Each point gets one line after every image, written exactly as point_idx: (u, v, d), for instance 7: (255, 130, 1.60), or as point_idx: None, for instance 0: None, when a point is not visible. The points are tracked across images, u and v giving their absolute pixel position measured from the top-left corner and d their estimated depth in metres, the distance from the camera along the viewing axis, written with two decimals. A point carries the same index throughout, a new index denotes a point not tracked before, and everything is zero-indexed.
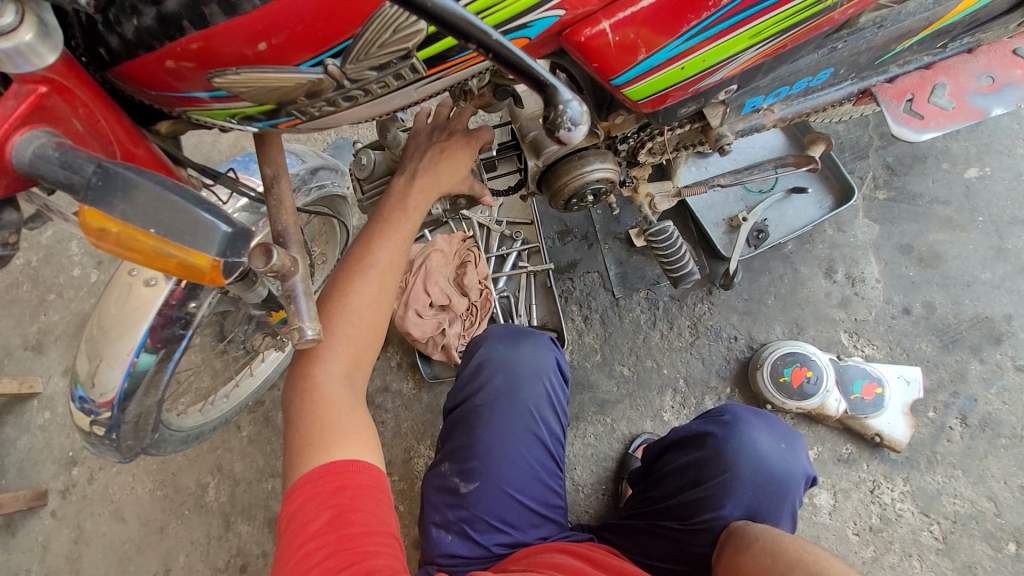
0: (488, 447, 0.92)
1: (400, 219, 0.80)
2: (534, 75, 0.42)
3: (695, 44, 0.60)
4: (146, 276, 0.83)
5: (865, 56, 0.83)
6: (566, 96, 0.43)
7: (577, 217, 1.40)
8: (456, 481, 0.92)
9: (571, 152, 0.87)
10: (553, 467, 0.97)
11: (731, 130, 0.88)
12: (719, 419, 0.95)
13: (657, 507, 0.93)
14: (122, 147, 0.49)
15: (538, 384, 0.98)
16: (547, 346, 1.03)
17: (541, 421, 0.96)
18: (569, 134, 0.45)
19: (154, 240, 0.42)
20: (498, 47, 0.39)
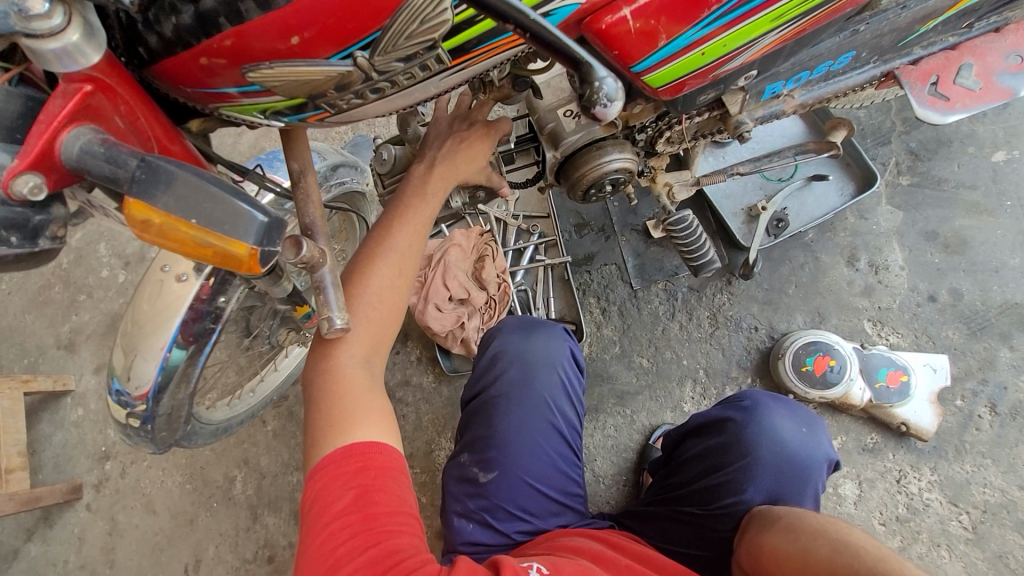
0: (506, 436, 0.93)
1: (416, 209, 0.81)
2: (570, 52, 0.42)
3: (715, 29, 0.60)
4: (178, 272, 0.86)
5: (888, 39, 0.82)
6: (601, 73, 0.44)
7: (594, 209, 1.40)
8: (476, 471, 0.93)
9: (590, 142, 0.88)
10: (571, 455, 0.98)
11: (750, 117, 0.87)
12: (738, 404, 0.95)
13: (677, 492, 0.93)
14: (160, 143, 0.51)
15: (552, 374, 0.99)
16: (561, 335, 1.04)
17: (557, 411, 0.97)
18: (605, 110, 0.46)
19: (196, 232, 0.43)
20: (535, 27, 0.40)
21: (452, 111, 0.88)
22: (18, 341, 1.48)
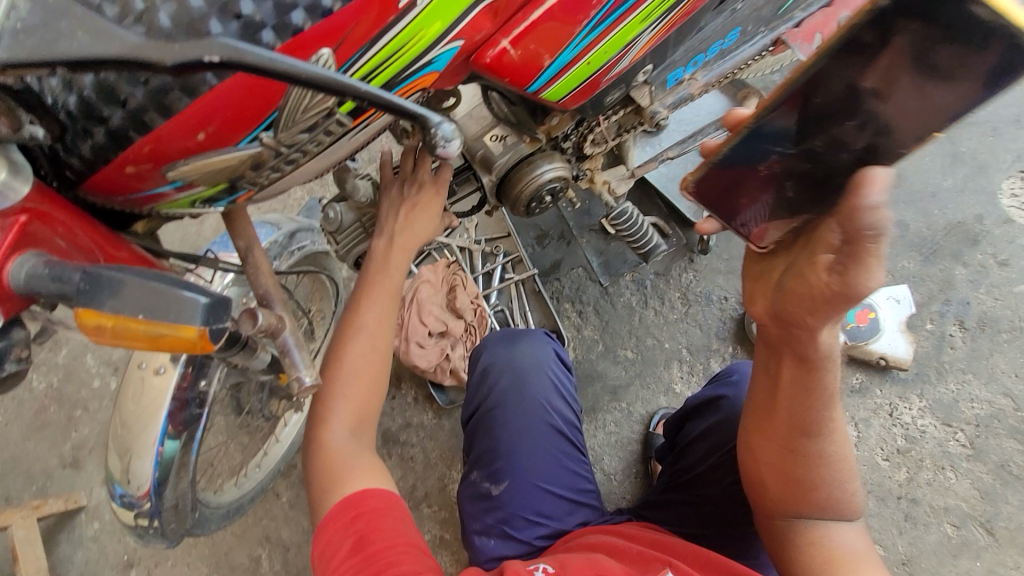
0: (509, 445, 0.96)
1: (381, 278, 0.81)
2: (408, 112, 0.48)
3: (594, 38, 0.65)
4: (155, 366, 0.88)
5: (766, 10, 0.89)
6: (435, 120, 0.52)
7: (549, 217, 1.44)
8: (488, 485, 0.95)
9: (520, 159, 0.93)
10: (576, 451, 0.99)
11: (662, 105, 0.92)
12: (728, 380, 0.99)
13: (688, 477, 0.94)
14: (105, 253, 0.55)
15: (543, 376, 1.01)
16: (544, 339, 1.07)
17: (553, 410, 0.99)
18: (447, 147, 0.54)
19: (146, 323, 0.46)
20: (371, 97, 0.44)
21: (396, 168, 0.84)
22: (23, 469, 1.49)
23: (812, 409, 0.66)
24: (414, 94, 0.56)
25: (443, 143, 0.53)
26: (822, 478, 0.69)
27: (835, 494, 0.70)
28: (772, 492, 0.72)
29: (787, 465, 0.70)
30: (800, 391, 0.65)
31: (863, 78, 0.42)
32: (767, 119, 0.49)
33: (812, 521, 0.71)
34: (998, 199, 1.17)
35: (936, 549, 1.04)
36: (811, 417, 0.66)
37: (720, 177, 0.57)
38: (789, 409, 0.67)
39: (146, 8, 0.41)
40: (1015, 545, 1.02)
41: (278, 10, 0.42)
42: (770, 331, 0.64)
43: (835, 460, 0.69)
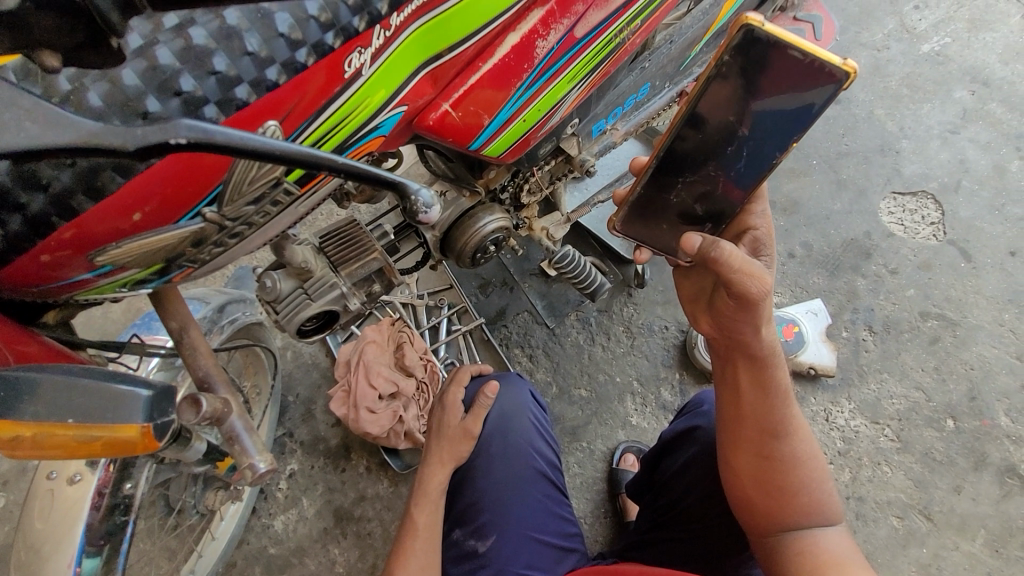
0: (496, 496, 0.93)
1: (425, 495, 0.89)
2: (381, 179, 0.46)
3: (529, 97, 0.68)
4: (68, 474, 0.78)
5: (670, 67, 0.99)
6: (415, 186, 0.48)
7: (490, 267, 1.48)
8: (474, 543, 0.91)
9: (462, 213, 0.96)
10: (559, 493, 0.98)
11: (590, 154, 1.00)
12: (699, 410, 1.00)
13: (674, 512, 0.94)
14: (16, 352, 0.49)
15: (523, 419, 1.00)
16: (518, 381, 1.06)
17: (537, 453, 0.98)
18: (429, 215, 0.49)
19: (71, 433, 0.41)
20: (347, 167, 0.43)
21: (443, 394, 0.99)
22: None
23: (775, 407, 0.74)
24: (362, 158, 0.56)
25: (423, 212, 0.48)
26: (799, 480, 0.74)
27: (814, 497, 0.74)
28: (760, 507, 0.74)
29: (766, 472, 0.74)
30: (761, 389, 0.74)
31: (726, 116, 0.64)
32: (667, 157, 0.70)
33: (802, 531, 0.73)
34: (879, 217, 1.34)
35: (888, 542, 1.10)
36: (775, 416, 0.74)
37: (647, 211, 0.78)
38: (757, 413, 0.75)
39: (74, 88, 0.39)
40: (951, 526, 1.11)
41: (222, 86, 0.42)
42: (715, 341, 0.79)
43: (805, 460, 0.75)
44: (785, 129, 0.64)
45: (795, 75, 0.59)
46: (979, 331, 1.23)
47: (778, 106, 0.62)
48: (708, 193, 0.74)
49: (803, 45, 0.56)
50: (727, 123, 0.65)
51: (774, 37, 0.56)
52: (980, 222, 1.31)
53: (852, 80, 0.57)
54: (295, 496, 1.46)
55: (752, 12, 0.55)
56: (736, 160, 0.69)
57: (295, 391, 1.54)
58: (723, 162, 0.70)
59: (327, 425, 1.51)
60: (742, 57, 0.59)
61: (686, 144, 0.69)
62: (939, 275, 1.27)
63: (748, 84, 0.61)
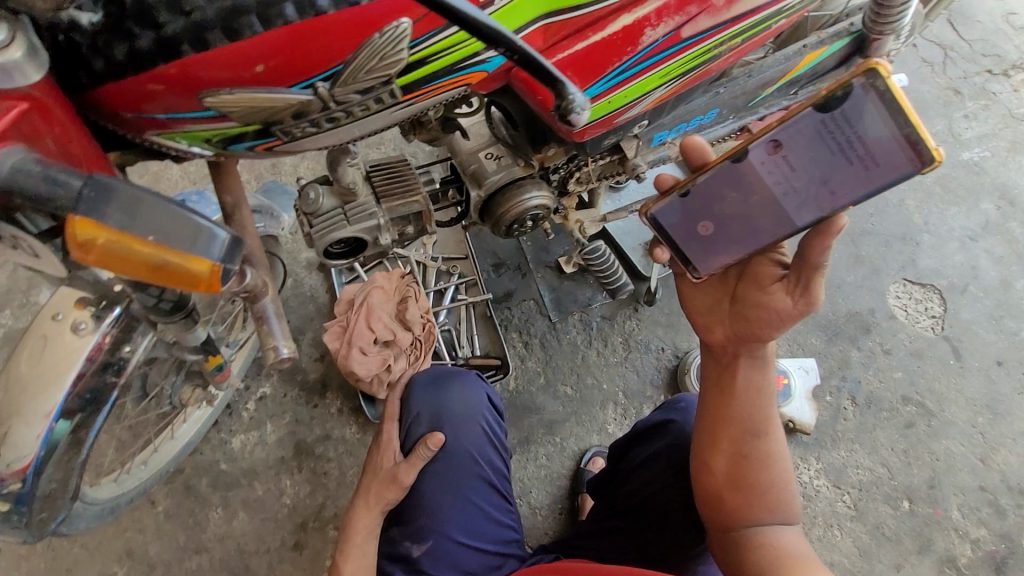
0: (435, 503, 0.95)
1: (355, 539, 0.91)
2: (548, 73, 0.46)
3: (620, 81, 0.70)
4: (71, 328, 0.77)
5: (741, 99, 1.02)
6: (572, 89, 0.49)
7: (509, 250, 1.52)
8: (408, 545, 0.93)
9: (511, 182, 0.98)
10: (502, 499, 1.00)
11: (644, 160, 1.03)
12: (676, 406, 1.04)
13: (630, 503, 0.99)
14: (58, 135, 0.45)
15: (474, 426, 1.01)
16: (476, 384, 1.06)
17: (484, 460, 0.99)
18: (577, 117, 0.52)
19: (148, 253, 0.42)
20: (518, 49, 0.43)
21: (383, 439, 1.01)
22: None
23: (756, 407, 0.81)
24: (460, 87, 0.58)
25: (577, 112, 0.50)
26: (770, 478, 0.79)
27: (780, 496, 0.79)
28: (729, 502, 0.79)
29: (740, 468, 0.79)
30: (752, 389, 0.80)
31: (804, 148, 0.66)
32: (733, 169, 0.71)
33: (764, 527, 0.78)
34: (886, 297, 1.39)
35: None
36: (756, 417, 0.80)
37: (688, 210, 0.77)
38: (743, 412, 0.80)
39: None
40: None
41: None
42: (711, 347, 0.84)
43: (777, 460, 0.80)
44: (850, 190, 0.64)
45: (884, 141, 0.60)
46: (952, 425, 1.28)
47: (855, 162, 0.63)
48: (760, 208, 0.72)
49: (912, 117, 0.57)
50: (804, 159, 0.66)
51: (891, 94, 0.57)
52: (977, 327, 1.36)
53: (934, 167, 0.58)
54: (260, 419, 1.45)
55: (883, 58, 0.57)
56: (791, 198, 0.69)
57: (286, 318, 1.54)
58: (779, 198, 0.70)
59: (310, 358, 1.51)
60: (849, 99, 0.60)
61: (756, 162, 0.69)
62: (928, 365, 1.32)
63: (842, 130, 0.62)
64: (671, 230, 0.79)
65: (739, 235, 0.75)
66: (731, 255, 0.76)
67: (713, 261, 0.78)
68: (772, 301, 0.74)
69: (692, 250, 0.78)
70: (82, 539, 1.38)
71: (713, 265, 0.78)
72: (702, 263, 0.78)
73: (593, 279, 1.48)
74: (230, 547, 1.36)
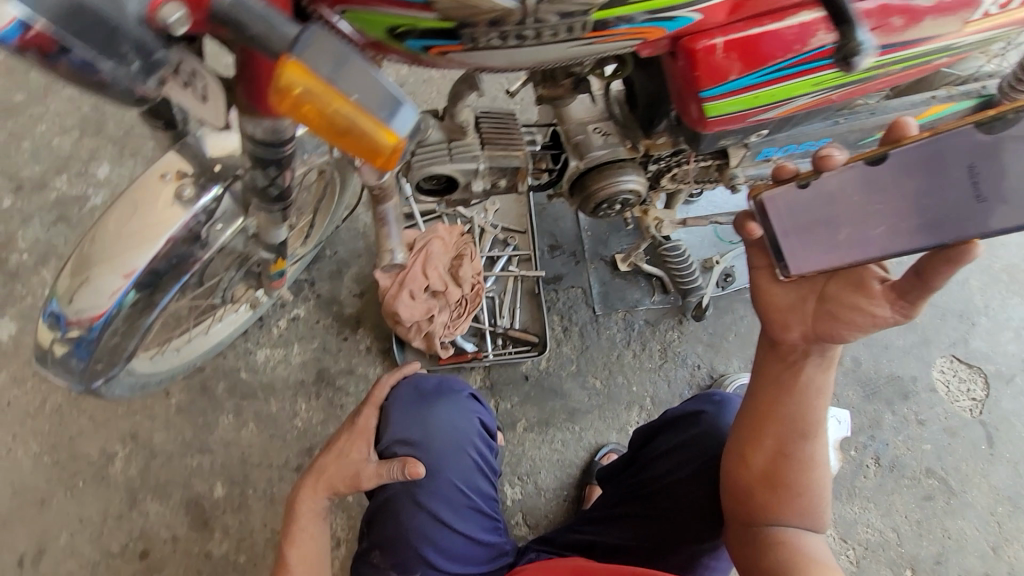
0: (418, 534, 0.99)
1: (310, 525, 0.98)
2: (842, 10, 0.56)
3: (774, 78, 0.69)
4: (163, 199, 0.77)
5: (855, 135, 1.01)
6: (861, 33, 0.56)
7: (568, 235, 1.52)
8: (393, 574, 0.98)
9: (613, 160, 0.97)
10: (488, 519, 1.05)
11: (743, 172, 1.03)
12: (712, 399, 1.07)
13: (648, 488, 1.03)
14: None
15: (463, 456, 1.04)
16: (467, 408, 1.08)
17: (470, 487, 1.03)
18: (858, 62, 0.57)
19: (338, 114, 0.41)
20: None
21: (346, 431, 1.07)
22: None
23: (809, 411, 0.82)
24: (633, 41, 0.60)
25: (860, 55, 0.56)
26: (807, 481, 0.83)
27: (811, 501, 0.83)
28: (761, 500, 0.83)
29: (781, 467, 0.83)
30: (808, 393, 0.82)
31: (950, 168, 0.69)
32: (868, 172, 0.73)
33: (791, 528, 0.82)
34: (931, 368, 1.38)
35: None
36: (809, 419, 0.82)
37: (801, 203, 0.76)
38: (795, 415, 0.82)
39: None
40: None
41: None
42: (778, 344, 0.82)
43: (817, 465, 0.83)
44: (982, 219, 0.67)
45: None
46: (970, 508, 1.27)
47: (995, 193, 0.67)
48: (876, 215, 0.74)
49: None
50: (944, 176, 0.69)
51: None
52: (1016, 419, 1.35)
53: None
54: (289, 338, 1.45)
55: None
56: (915, 215, 0.72)
57: (334, 248, 1.53)
58: (906, 210, 0.72)
59: (349, 293, 1.49)
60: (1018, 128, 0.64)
61: (894, 168, 0.72)
62: (958, 444, 1.32)
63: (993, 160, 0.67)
64: (775, 219, 0.76)
65: (847, 241, 0.75)
66: (831, 262, 0.75)
67: (809, 263, 0.76)
68: (867, 305, 0.73)
69: (790, 245, 0.76)
70: (91, 412, 1.39)
71: (808, 268, 0.76)
72: (795, 262, 0.76)
73: (645, 283, 1.47)
74: (234, 454, 1.36)
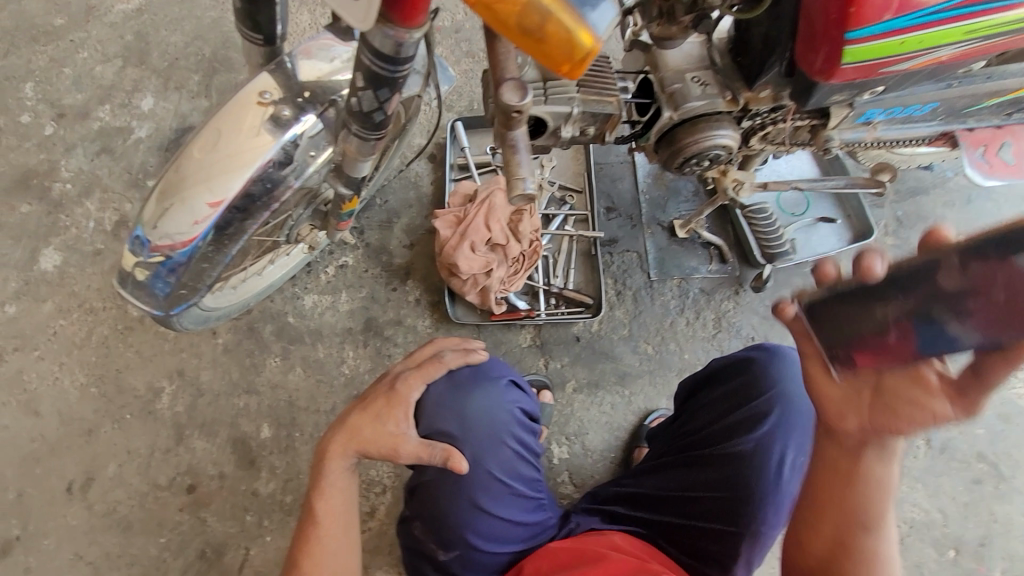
0: (458, 519, 0.95)
1: (344, 483, 0.92)
2: None
3: (927, 21, 0.70)
4: (250, 125, 0.74)
5: (962, 102, 0.96)
6: None
7: (625, 197, 1.48)
8: (436, 547, 0.97)
9: (708, 112, 0.92)
10: (532, 500, 1.00)
11: (840, 134, 0.99)
12: (759, 346, 1.05)
13: (693, 438, 1.02)
14: None
15: (502, 449, 0.97)
16: (504, 395, 1.00)
17: (511, 475, 0.97)
18: None
19: (532, 9, 0.49)
20: None
21: (379, 394, 0.96)
22: None
23: (874, 500, 0.66)
24: None
25: None
26: None
27: None
28: None
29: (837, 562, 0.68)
30: (872, 482, 0.66)
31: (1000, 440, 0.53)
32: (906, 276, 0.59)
33: None
34: None
35: None
36: (872, 510, 0.66)
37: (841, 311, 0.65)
38: (854, 505, 0.67)
39: None
40: None
41: None
42: (831, 429, 0.67)
43: (882, 559, 0.68)
44: None
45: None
46: (1019, 494, 1.27)
47: None
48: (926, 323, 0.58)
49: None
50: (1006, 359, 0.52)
51: None
52: None
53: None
54: (337, 286, 1.43)
55: None
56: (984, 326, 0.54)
57: (385, 197, 1.49)
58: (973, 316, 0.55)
59: (399, 243, 1.46)
60: None
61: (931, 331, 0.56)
62: (1013, 431, 1.30)
63: None
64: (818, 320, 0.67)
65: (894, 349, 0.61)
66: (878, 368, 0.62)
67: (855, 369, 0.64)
68: (924, 400, 0.58)
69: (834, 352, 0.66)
70: (137, 347, 1.38)
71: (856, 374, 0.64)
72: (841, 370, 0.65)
73: (702, 251, 1.44)
74: (281, 397, 1.36)
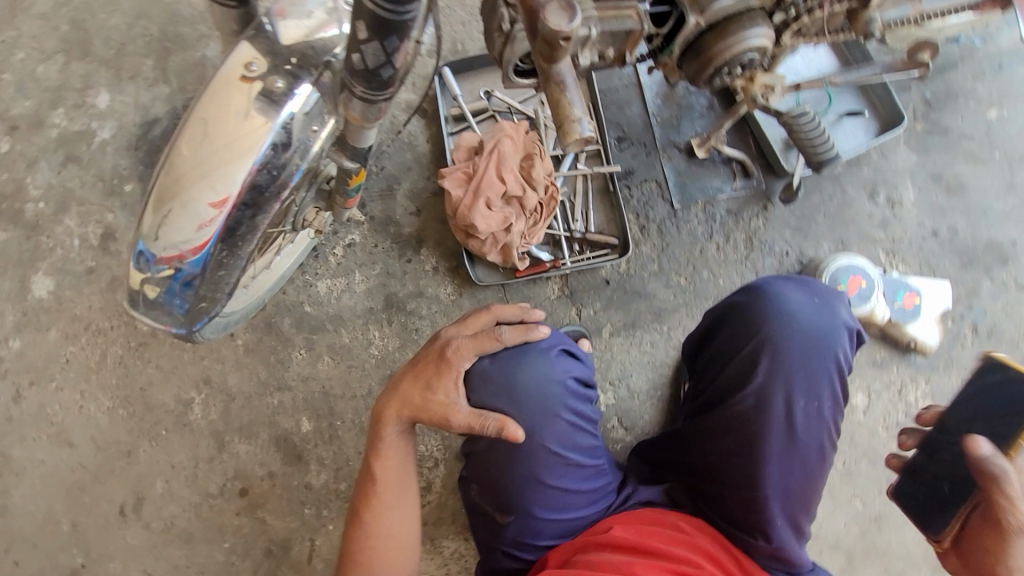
0: (517, 488, 0.92)
1: (399, 450, 0.91)
2: None
3: None
4: (238, 107, 0.65)
5: None
6: None
7: (635, 123, 1.37)
8: (494, 511, 0.95)
9: (738, 12, 0.81)
10: (590, 468, 0.95)
11: (881, 15, 0.90)
12: (745, 288, 0.99)
13: (700, 397, 0.98)
14: None
15: (558, 419, 0.92)
16: (554, 361, 0.95)
17: (560, 444, 0.92)
18: None
19: None
20: None
21: (426, 362, 0.91)
22: None
23: None
24: None
25: None
26: None
27: None
28: None
29: None
30: None
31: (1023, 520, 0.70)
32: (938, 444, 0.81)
33: None
34: None
35: None
36: None
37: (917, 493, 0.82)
38: None
39: None
40: None
41: None
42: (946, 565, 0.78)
43: None
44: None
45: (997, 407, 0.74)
46: None
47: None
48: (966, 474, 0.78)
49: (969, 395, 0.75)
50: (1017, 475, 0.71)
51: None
52: None
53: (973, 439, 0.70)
54: (348, 266, 1.35)
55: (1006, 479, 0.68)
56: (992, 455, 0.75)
57: (380, 163, 1.38)
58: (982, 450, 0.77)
59: (404, 211, 1.37)
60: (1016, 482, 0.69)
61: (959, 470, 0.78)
62: None
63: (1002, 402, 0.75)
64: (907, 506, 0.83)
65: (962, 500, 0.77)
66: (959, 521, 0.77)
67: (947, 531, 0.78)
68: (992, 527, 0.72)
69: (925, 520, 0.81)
70: (155, 362, 1.32)
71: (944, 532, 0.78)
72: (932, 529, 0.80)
73: (724, 168, 1.35)
74: (315, 388, 1.32)
